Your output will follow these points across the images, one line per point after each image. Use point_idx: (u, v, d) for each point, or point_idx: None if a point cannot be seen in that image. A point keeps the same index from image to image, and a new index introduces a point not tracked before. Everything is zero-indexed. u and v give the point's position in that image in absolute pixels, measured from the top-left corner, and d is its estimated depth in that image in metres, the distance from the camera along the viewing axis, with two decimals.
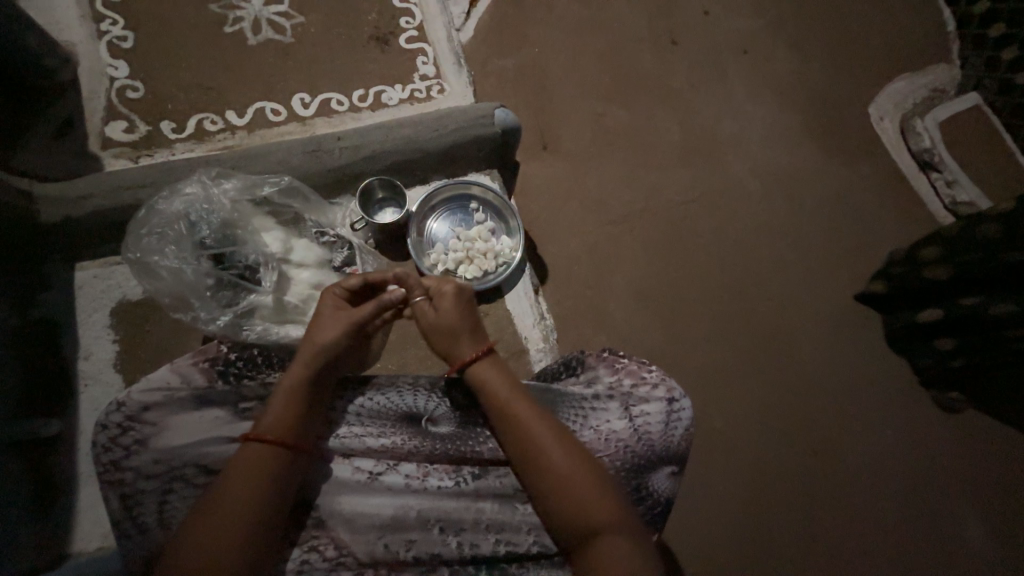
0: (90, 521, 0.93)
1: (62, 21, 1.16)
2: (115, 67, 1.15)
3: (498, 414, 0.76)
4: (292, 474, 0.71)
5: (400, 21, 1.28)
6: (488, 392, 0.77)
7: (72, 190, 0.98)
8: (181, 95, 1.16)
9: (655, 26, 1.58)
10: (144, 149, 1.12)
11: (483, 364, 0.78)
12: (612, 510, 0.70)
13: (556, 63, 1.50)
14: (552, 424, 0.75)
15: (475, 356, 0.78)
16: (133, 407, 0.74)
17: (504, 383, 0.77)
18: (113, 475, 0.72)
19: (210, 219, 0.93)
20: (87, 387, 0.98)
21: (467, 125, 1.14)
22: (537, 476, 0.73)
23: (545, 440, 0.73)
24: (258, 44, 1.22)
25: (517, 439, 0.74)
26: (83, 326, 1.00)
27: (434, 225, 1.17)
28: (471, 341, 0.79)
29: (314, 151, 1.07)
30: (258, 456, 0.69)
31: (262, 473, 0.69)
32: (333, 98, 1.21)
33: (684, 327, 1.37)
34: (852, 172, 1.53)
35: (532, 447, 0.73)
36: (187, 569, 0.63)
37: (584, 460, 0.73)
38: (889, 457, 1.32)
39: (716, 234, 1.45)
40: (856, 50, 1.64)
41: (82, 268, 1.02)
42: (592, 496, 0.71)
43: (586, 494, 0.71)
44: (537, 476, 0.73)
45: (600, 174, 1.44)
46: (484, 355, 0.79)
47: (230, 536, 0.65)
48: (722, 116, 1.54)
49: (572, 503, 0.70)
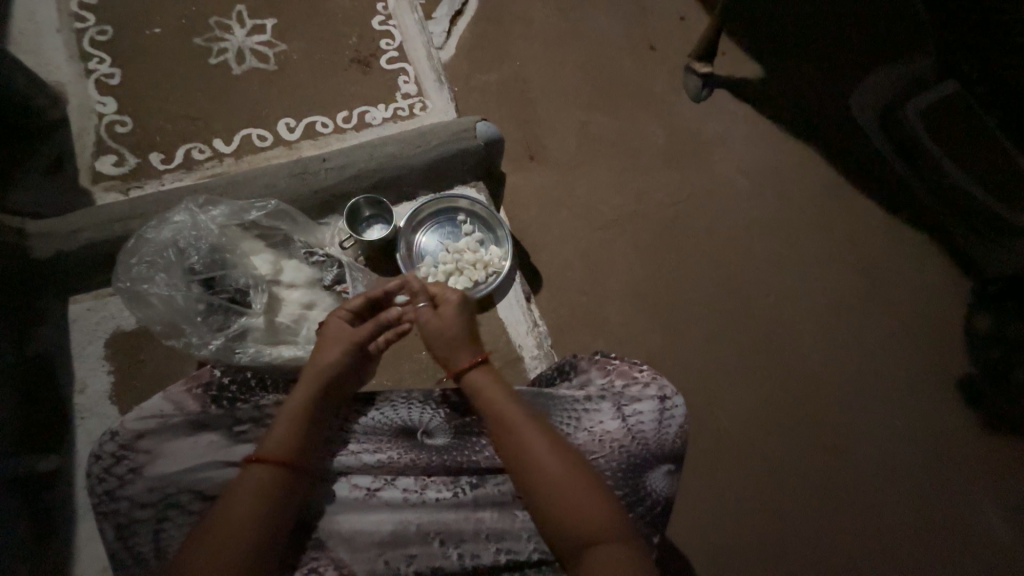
0: (91, 556, 0.91)
1: (51, 63, 1.19)
2: (103, 103, 1.18)
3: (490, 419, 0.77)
4: (292, 494, 0.71)
5: (380, 44, 1.31)
6: (479, 398, 0.79)
7: (64, 224, 0.99)
8: (169, 127, 1.18)
9: (632, 34, 1.61)
10: (133, 182, 1.14)
11: (477, 373, 0.80)
12: (604, 512, 0.70)
13: (537, 75, 1.53)
14: (542, 427, 0.76)
15: (470, 365, 0.81)
16: (127, 436, 0.75)
17: (494, 391, 0.79)
18: (108, 506, 0.72)
19: (198, 245, 0.94)
20: (83, 420, 0.98)
21: (449, 139, 1.16)
22: (527, 480, 0.73)
23: (536, 443, 0.74)
24: (242, 73, 1.24)
25: (507, 444, 0.75)
26: (78, 359, 1.01)
27: (423, 239, 1.18)
28: (467, 350, 0.82)
29: (301, 173, 1.09)
30: (255, 476, 0.70)
31: (259, 494, 0.69)
32: (319, 121, 1.24)
33: (679, 326, 1.37)
34: (835, 163, 1.55)
35: (522, 451, 0.74)
36: None
37: (575, 462, 0.73)
38: (896, 446, 1.32)
39: (705, 232, 1.46)
40: (830, 44, 1.67)
41: (76, 301, 1.04)
42: (586, 497, 0.70)
43: (579, 496, 0.70)
44: (528, 482, 0.73)
45: (587, 180, 1.46)
46: (476, 365, 0.81)
47: (228, 560, 0.65)
48: (703, 116, 1.57)
49: (565, 507, 0.70)
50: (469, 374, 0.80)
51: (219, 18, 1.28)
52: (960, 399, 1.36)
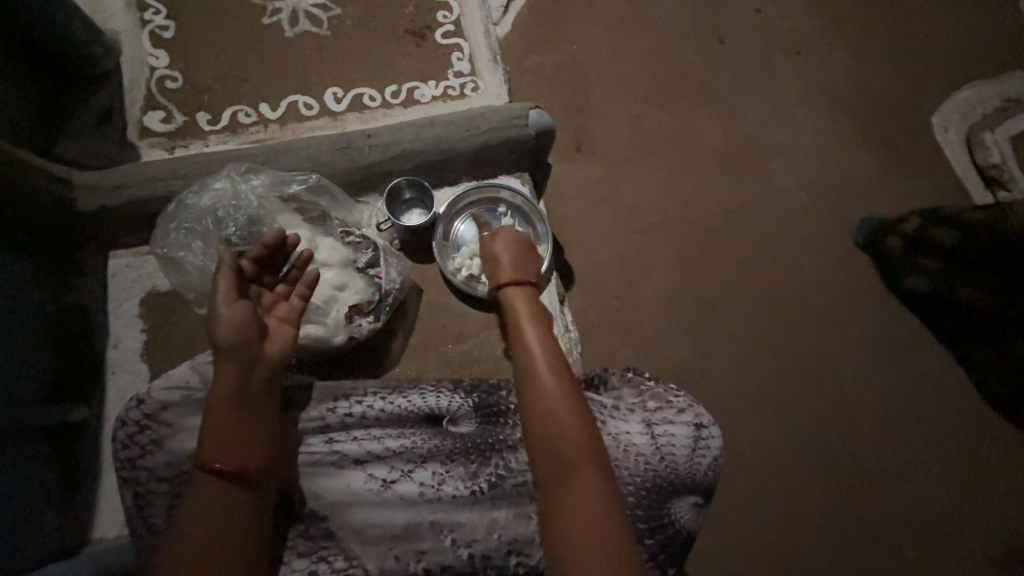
0: (110, 510, 0.94)
1: (108, 10, 1.18)
2: (156, 56, 1.16)
3: (512, 328, 0.83)
4: (242, 497, 0.69)
5: (437, 15, 1.25)
6: (511, 311, 0.86)
7: (108, 178, 0.98)
8: (217, 86, 1.16)
9: (702, 25, 1.49)
10: (179, 140, 1.12)
11: (517, 290, 0.88)
12: (600, 466, 0.68)
13: (595, 61, 1.43)
14: (554, 350, 0.78)
15: (514, 281, 0.89)
16: (152, 406, 0.75)
17: (528, 306, 0.86)
18: (129, 473, 0.73)
19: (237, 216, 0.93)
20: (114, 375, 0.99)
21: (500, 126, 1.10)
22: (525, 390, 0.74)
23: (542, 359, 0.76)
24: (294, 36, 1.20)
25: (525, 377, 0.76)
26: (114, 315, 1.02)
27: (460, 228, 1.13)
28: (515, 272, 0.91)
29: (344, 148, 1.05)
30: (208, 474, 0.68)
31: (214, 489, 0.68)
32: (366, 94, 1.19)
33: (716, 347, 1.29)
34: (911, 187, 1.43)
35: (528, 364, 0.76)
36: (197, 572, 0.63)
37: (583, 410, 0.72)
38: (938, 508, 1.21)
39: (758, 248, 1.36)
40: (920, 57, 1.53)
41: (115, 257, 1.04)
42: (572, 423, 0.70)
43: (566, 421, 0.70)
44: (533, 420, 0.71)
45: (635, 179, 1.38)
46: (520, 284, 0.89)
47: (192, 547, 0.65)
48: (770, 123, 1.45)
49: (552, 424, 0.70)
50: (508, 288, 0.88)
51: None
52: (1021, 458, 1.24)
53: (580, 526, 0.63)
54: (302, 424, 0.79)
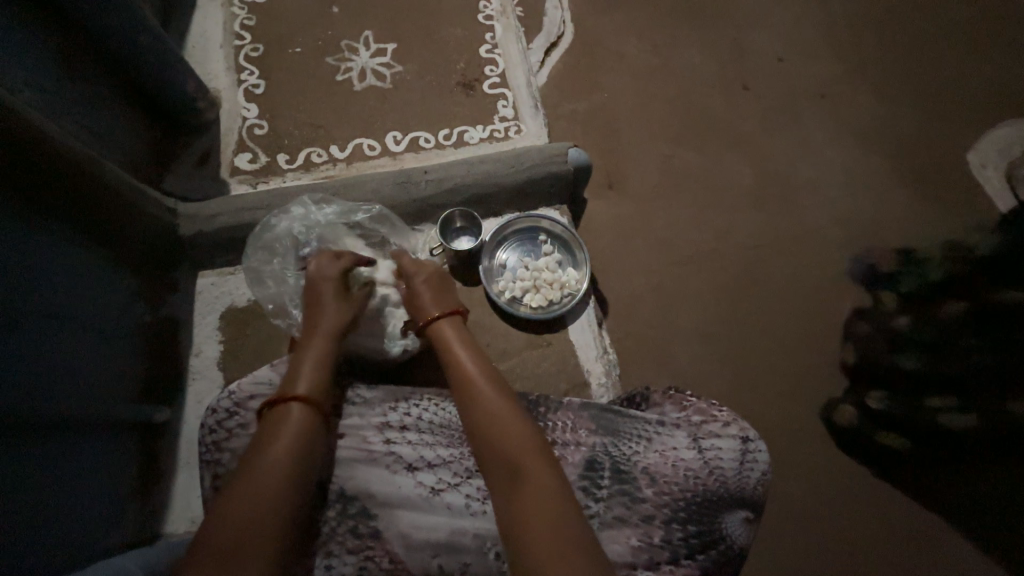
0: (182, 506, 1.04)
1: (212, 72, 1.40)
2: (248, 109, 1.35)
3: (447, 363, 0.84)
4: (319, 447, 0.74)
5: (484, 69, 1.41)
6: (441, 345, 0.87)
7: (206, 209, 1.14)
8: (296, 133, 1.33)
9: (727, 73, 1.60)
10: (262, 178, 1.29)
11: (441, 323, 0.90)
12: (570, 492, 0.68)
13: (626, 106, 1.55)
14: (493, 381, 0.79)
15: (437, 316, 0.90)
16: (240, 395, 0.82)
17: (460, 341, 0.87)
18: (213, 455, 0.80)
19: (311, 236, 1.04)
20: (194, 381, 1.11)
21: (542, 162, 1.21)
22: (471, 423, 0.76)
23: (480, 390, 0.78)
24: (362, 90, 1.38)
25: (467, 408, 0.77)
26: (198, 326, 1.15)
27: (504, 255, 1.23)
28: (436, 305, 0.92)
29: (403, 182, 1.18)
30: (305, 407, 0.75)
31: (305, 423, 0.73)
32: (422, 137, 1.34)
33: (754, 375, 1.30)
34: (946, 221, 1.45)
35: (467, 397, 0.78)
36: (268, 530, 0.63)
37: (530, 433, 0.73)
38: (994, 549, 1.17)
39: (792, 278, 1.39)
40: (947, 97, 1.58)
41: (202, 276, 1.18)
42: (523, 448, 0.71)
43: (515, 443, 0.71)
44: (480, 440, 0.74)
45: (667, 212, 1.45)
46: (442, 317, 0.91)
47: (259, 514, 0.64)
48: (797, 160, 1.51)
49: (507, 452, 0.71)
50: (433, 323, 0.90)
51: (349, 41, 1.44)
52: None
53: (540, 519, 0.64)
54: (363, 421, 0.83)
